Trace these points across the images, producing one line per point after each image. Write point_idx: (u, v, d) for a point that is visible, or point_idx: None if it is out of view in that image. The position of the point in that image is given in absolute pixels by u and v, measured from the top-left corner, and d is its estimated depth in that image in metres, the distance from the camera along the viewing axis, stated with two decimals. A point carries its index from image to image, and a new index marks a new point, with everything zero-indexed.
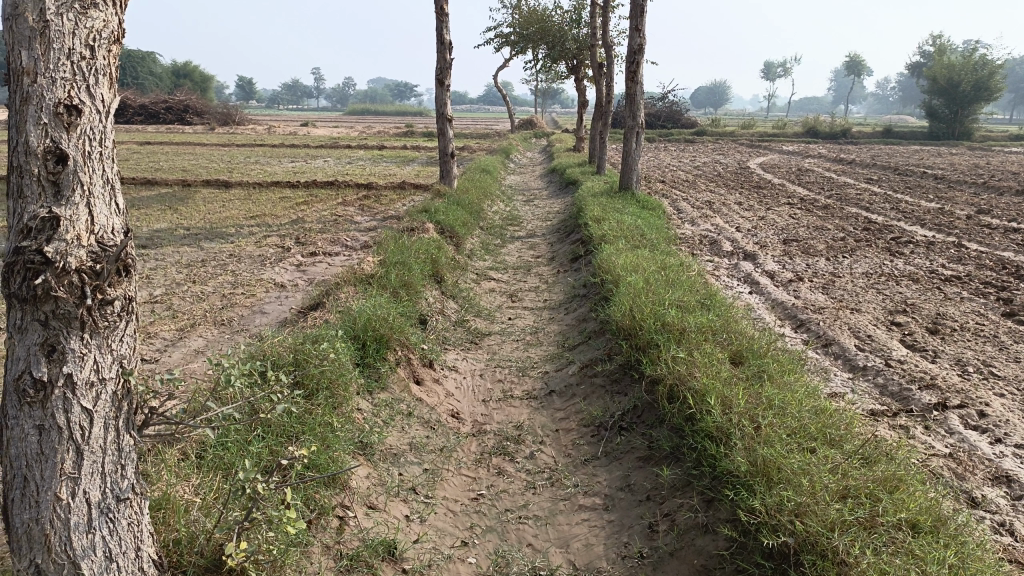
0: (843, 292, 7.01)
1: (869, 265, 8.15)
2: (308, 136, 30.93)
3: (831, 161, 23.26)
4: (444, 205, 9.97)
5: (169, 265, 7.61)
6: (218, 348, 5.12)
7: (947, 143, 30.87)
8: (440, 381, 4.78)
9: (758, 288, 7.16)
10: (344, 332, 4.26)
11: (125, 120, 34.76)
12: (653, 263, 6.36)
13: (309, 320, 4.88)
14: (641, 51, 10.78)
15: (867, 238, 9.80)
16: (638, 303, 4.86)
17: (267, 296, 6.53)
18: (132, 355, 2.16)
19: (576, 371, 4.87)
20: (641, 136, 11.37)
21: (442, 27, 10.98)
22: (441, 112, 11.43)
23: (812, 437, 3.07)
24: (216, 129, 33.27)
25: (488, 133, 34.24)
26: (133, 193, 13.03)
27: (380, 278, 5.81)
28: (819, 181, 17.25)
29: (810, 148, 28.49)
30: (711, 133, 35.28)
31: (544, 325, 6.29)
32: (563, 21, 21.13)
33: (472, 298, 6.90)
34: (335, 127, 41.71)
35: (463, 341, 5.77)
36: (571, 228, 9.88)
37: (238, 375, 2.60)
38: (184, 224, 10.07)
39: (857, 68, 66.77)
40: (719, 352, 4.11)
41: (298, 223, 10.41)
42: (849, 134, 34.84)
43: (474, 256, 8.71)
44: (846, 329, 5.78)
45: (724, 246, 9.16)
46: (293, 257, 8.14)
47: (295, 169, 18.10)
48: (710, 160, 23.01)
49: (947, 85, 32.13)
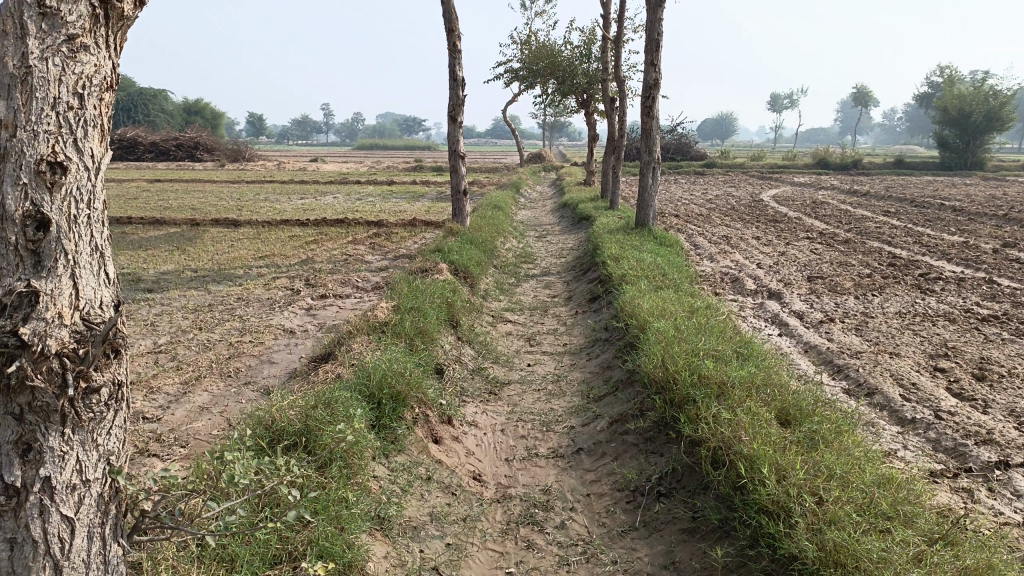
0: (878, 334, 6.70)
1: (901, 304, 7.84)
2: (319, 173, 30.99)
3: (845, 193, 23.01)
4: (457, 244, 9.74)
5: (175, 311, 7.36)
6: (224, 404, 4.84)
7: (959, 173, 30.57)
8: (459, 438, 4.48)
9: (788, 330, 6.87)
10: (358, 391, 3.98)
11: (136, 157, 34.98)
12: (680, 306, 6.07)
13: (320, 375, 4.60)
14: (656, 86, 10.61)
15: (894, 274, 9.49)
16: (671, 353, 4.57)
17: (276, 344, 6.25)
18: (121, 450, 1.92)
19: (605, 426, 4.56)
20: (657, 171, 11.13)
21: (454, 64, 10.85)
22: (454, 149, 11.26)
23: (884, 515, 2.77)
24: (226, 166, 33.40)
25: (497, 168, 34.22)
26: (142, 234, 12.87)
27: (394, 325, 5.53)
28: (835, 214, 16.98)
29: (822, 179, 28.28)
30: (721, 165, 35.17)
31: (567, 372, 5.99)
32: (573, 55, 21.11)
33: (489, 344, 6.61)
34: (344, 163, 41.87)
35: (482, 391, 5.46)
36: (588, 266, 9.61)
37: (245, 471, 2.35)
38: (192, 266, 9.85)
39: (865, 99, 66.86)
40: (765, 410, 3.80)
41: (308, 263, 10.18)
42: (860, 165, 34.65)
43: (489, 297, 8.44)
44: (888, 376, 5.46)
45: (747, 285, 8.87)
46: (304, 301, 7.88)
47: (305, 207, 18.00)
48: (722, 194, 22.81)
49: (957, 116, 31.95)
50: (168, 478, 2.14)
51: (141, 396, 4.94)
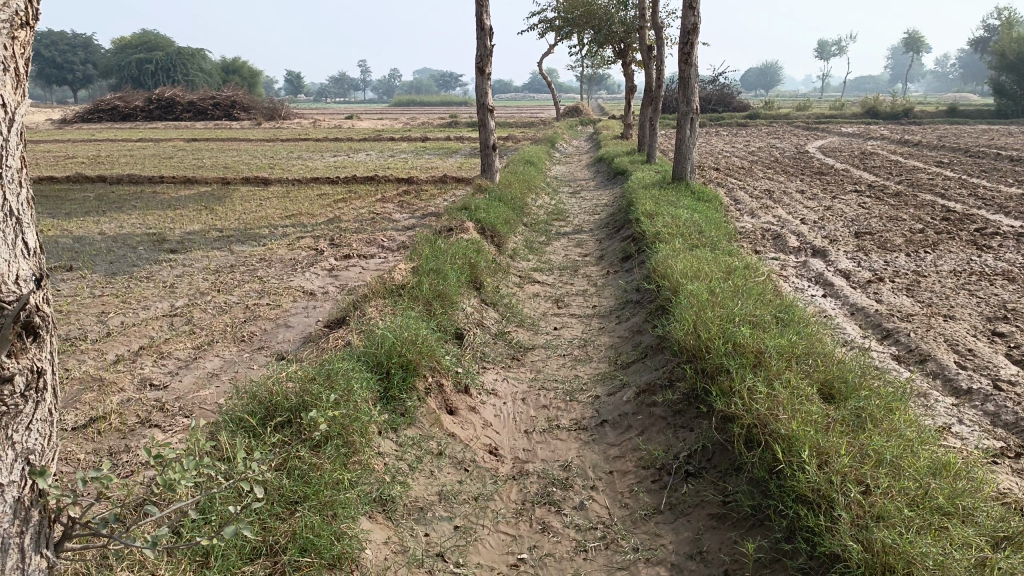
0: (931, 294, 6.24)
1: (956, 262, 7.33)
2: (354, 130, 30.73)
3: (896, 143, 21.94)
4: (485, 201, 9.41)
5: (196, 272, 7.22)
6: (234, 371, 4.66)
7: (1018, 120, 28.97)
8: (477, 409, 4.23)
9: (833, 291, 6.46)
10: (364, 362, 3.72)
11: (174, 117, 35.08)
12: (716, 266, 5.69)
13: (330, 342, 4.37)
14: (695, 31, 10.02)
15: (948, 230, 8.91)
16: (704, 319, 4.23)
17: (294, 306, 6.06)
18: (40, 446, 1.72)
19: (632, 396, 4.27)
20: (695, 122, 10.59)
21: (482, 11, 10.39)
22: (482, 103, 10.86)
23: (940, 509, 2.44)
24: (262, 123, 33.29)
25: (533, 122, 33.56)
26: (172, 193, 12.79)
27: (411, 288, 5.27)
28: (885, 166, 16.15)
29: (871, 130, 27.07)
30: (765, 116, 34.00)
31: (595, 337, 5.68)
32: (610, 3, 20.32)
33: (514, 306, 6.32)
34: (379, 120, 41.56)
35: (504, 357, 5.20)
36: (621, 223, 9.22)
37: (191, 468, 2.10)
38: (218, 226, 9.72)
39: (917, 44, 63.94)
40: (807, 383, 3.47)
41: (334, 222, 9.98)
42: (912, 114, 33.14)
43: (517, 256, 8.14)
44: (942, 342, 5.04)
45: (789, 241, 8.42)
46: (326, 261, 7.68)
47: (337, 164, 17.79)
48: (766, 146, 21.94)
49: (1017, 61, 30.21)
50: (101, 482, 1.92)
51: (150, 363, 4.79)
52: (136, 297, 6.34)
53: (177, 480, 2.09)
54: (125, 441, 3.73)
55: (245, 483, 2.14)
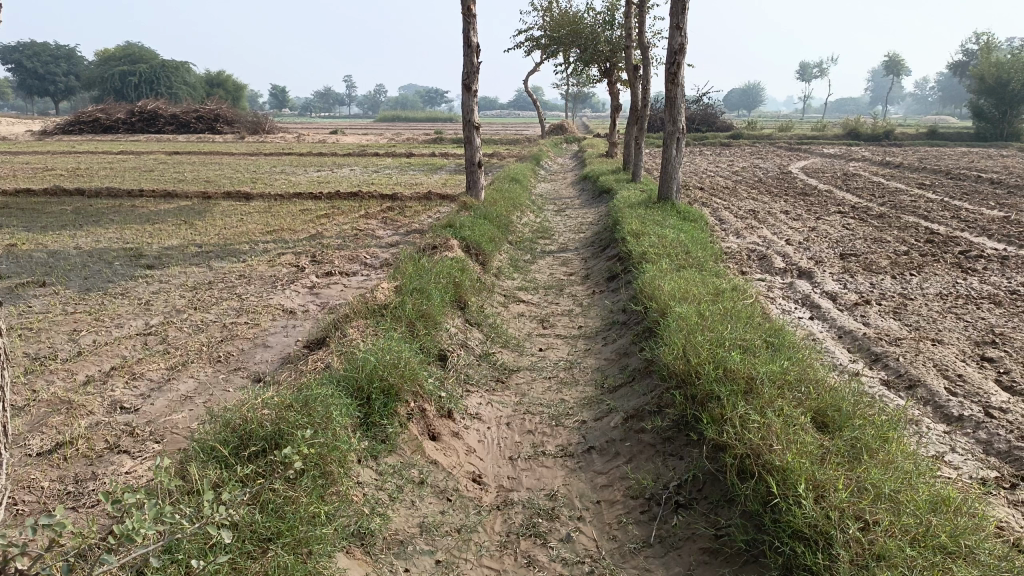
0: (917, 318, 6.21)
1: (941, 285, 7.31)
2: (338, 144, 30.61)
3: (877, 164, 22.14)
4: (469, 218, 9.32)
5: (173, 288, 7.06)
6: (208, 394, 4.52)
7: (996, 144, 29.36)
8: (460, 434, 4.10)
9: (820, 313, 6.42)
10: (343, 386, 3.59)
11: (157, 129, 34.79)
12: (704, 288, 5.62)
13: (309, 364, 4.23)
14: (682, 51, 10.03)
15: (932, 252, 8.93)
16: (693, 343, 4.14)
17: (273, 325, 5.92)
18: None
19: (619, 422, 4.16)
20: (681, 142, 10.58)
21: (468, 28, 10.35)
22: (468, 120, 10.80)
23: (941, 548, 2.35)
24: (245, 137, 33.09)
25: (518, 139, 33.60)
26: (151, 207, 12.60)
27: (394, 308, 5.14)
28: (867, 187, 16.26)
29: (852, 151, 27.31)
30: (748, 136, 34.25)
31: (580, 359, 5.58)
32: (596, 22, 20.41)
33: (498, 326, 6.21)
34: (364, 136, 41.47)
35: (488, 380, 5.08)
36: (607, 242, 9.16)
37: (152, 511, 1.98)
38: (197, 241, 9.55)
39: (896, 68, 64.99)
40: (800, 411, 3.38)
41: (316, 238, 9.84)
42: (892, 136, 33.54)
43: (502, 274, 8.04)
44: (932, 367, 4.98)
45: (775, 262, 8.39)
46: (307, 278, 7.55)
47: (320, 179, 17.66)
48: (749, 166, 22.05)
49: (995, 85, 30.65)
50: (53, 528, 1.79)
51: (121, 384, 4.62)
52: (110, 314, 6.17)
53: (138, 526, 1.96)
54: (92, 468, 3.57)
55: (211, 528, 2.01)
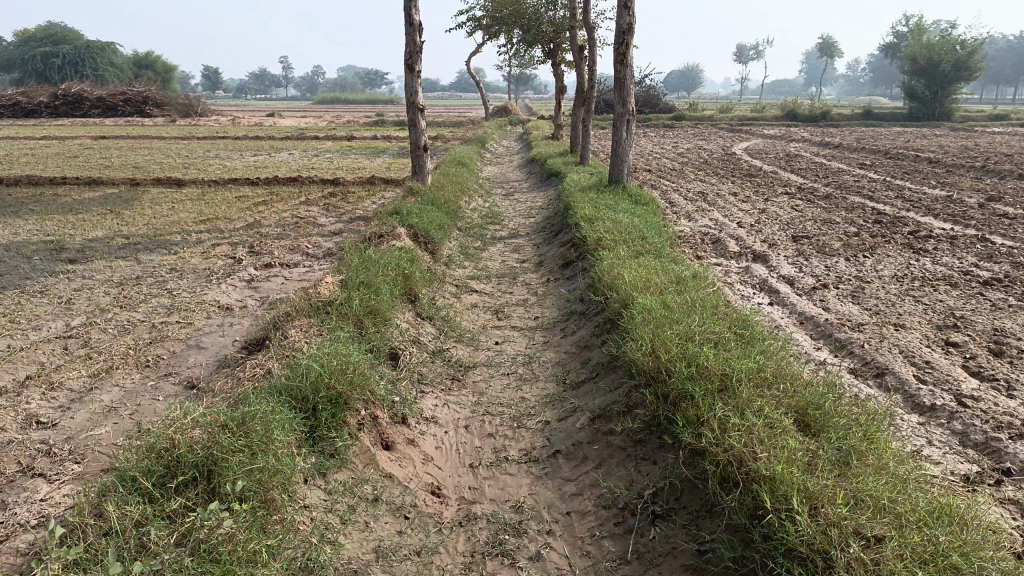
0: (877, 301, 6.13)
1: (895, 266, 7.28)
2: (276, 128, 29.63)
3: (817, 145, 22.42)
4: (416, 204, 8.95)
5: (97, 285, 6.53)
6: (136, 405, 4.10)
7: (928, 124, 30.10)
8: (415, 442, 3.79)
9: (780, 298, 6.30)
10: (285, 399, 3.24)
11: (82, 113, 33.13)
12: (665, 276, 5.41)
13: (246, 371, 3.85)
14: (631, 30, 9.78)
15: (882, 232, 8.95)
16: (662, 337, 3.92)
17: (209, 323, 5.49)
18: None
19: (585, 423, 3.92)
20: (631, 124, 10.36)
21: (410, 5, 9.91)
22: (412, 101, 10.38)
23: (952, 569, 2.18)
24: (177, 121, 31.78)
25: (462, 121, 33.09)
26: (75, 195, 11.84)
27: (339, 304, 4.78)
28: (811, 168, 16.37)
29: (792, 132, 27.66)
30: (690, 117, 34.46)
31: (539, 352, 5.32)
32: (539, 2, 20.05)
33: (451, 318, 5.91)
34: (303, 119, 40.35)
35: (443, 378, 4.77)
36: (559, 227, 8.92)
37: None
38: (124, 232, 8.94)
39: (830, 50, 66.37)
40: (781, 411, 3.18)
41: (254, 227, 9.34)
42: (829, 117, 34.18)
43: (452, 263, 7.72)
44: (898, 354, 4.88)
45: (729, 246, 8.28)
46: (245, 271, 7.09)
47: (257, 164, 16.95)
48: (693, 147, 22.11)
49: (927, 66, 31.43)
50: None
51: (36, 396, 4.16)
52: (26, 315, 5.63)
53: None
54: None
55: None
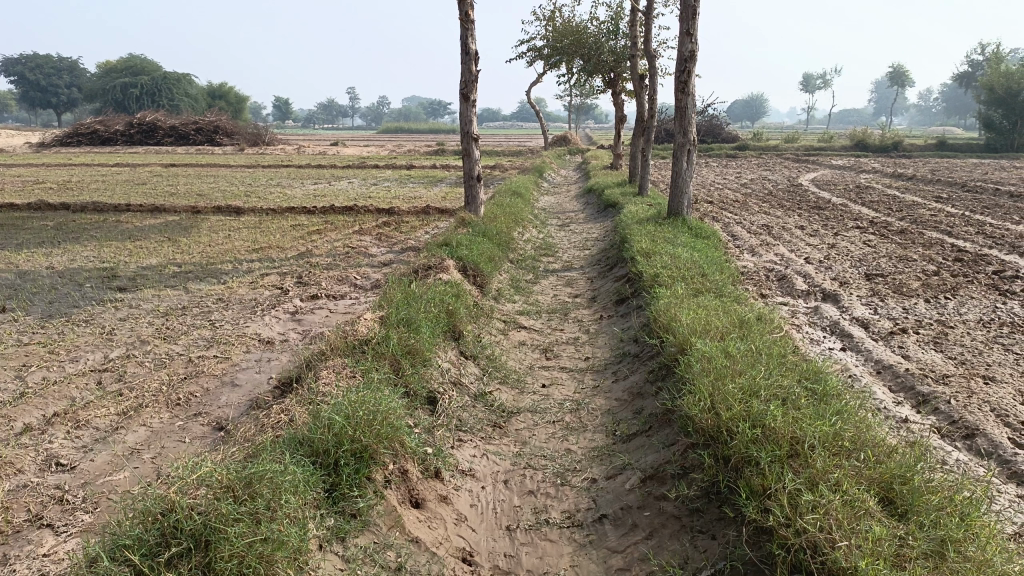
0: (962, 349, 5.57)
1: (981, 310, 6.68)
2: (338, 156, 30.09)
3: (889, 177, 21.51)
4: (467, 235, 8.73)
5: (142, 315, 6.47)
6: (160, 447, 3.90)
7: (1006, 155, 28.71)
8: (449, 499, 3.48)
9: (853, 344, 5.81)
10: (301, 454, 2.98)
11: (155, 142, 34.36)
12: (726, 318, 5.01)
13: (271, 417, 3.61)
14: (693, 58, 9.44)
15: (964, 271, 8.32)
16: (724, 391, 3.53)
17: (246, 358, 5.33)
18: None
19: (636, 484, 3.55)
20: (692, 154, 9.96)
21: (466, 34, 9.80)
22: (467, 131, 10.22)
23: None
24: (244, 149, 32.63)
25: (521, 150, 33.06)
26: (136, 222, 12.02)
27: (377, 343, 4.53)
28: (883, 201, 15.62)
29: (860, 163, 26.68)
30: (754, 147, 33.73)
31: (588, 398, 4.96)
32: (600, 32, 19.87)
33: (497, 358, 5.61)
34: (365, 147, 41.00)
35: (484, 424, 4.47)
36: (614, 261, 8.58)
37: None
38: (178, 260, 8.97)
39: (901, 79, 64.49)
40: (861, 485, 2.76)
41: (305, 256, 9.26)
42: (900, 147, 32.98)
43: (502, 297, 7.44)
44: (989, 411, 4.36)
45: (797, 283, 7.79)
46: (290, 302, 6.96)
47: (316, 192, 17.11)
48: (757, 178, 21.48)
49: (1004, 94, 30.06)
50: None
51: (60, 435, 4.01)
52: (66, 346, 5.55)
53: None
54: (2, 549, 2.95)
55: None
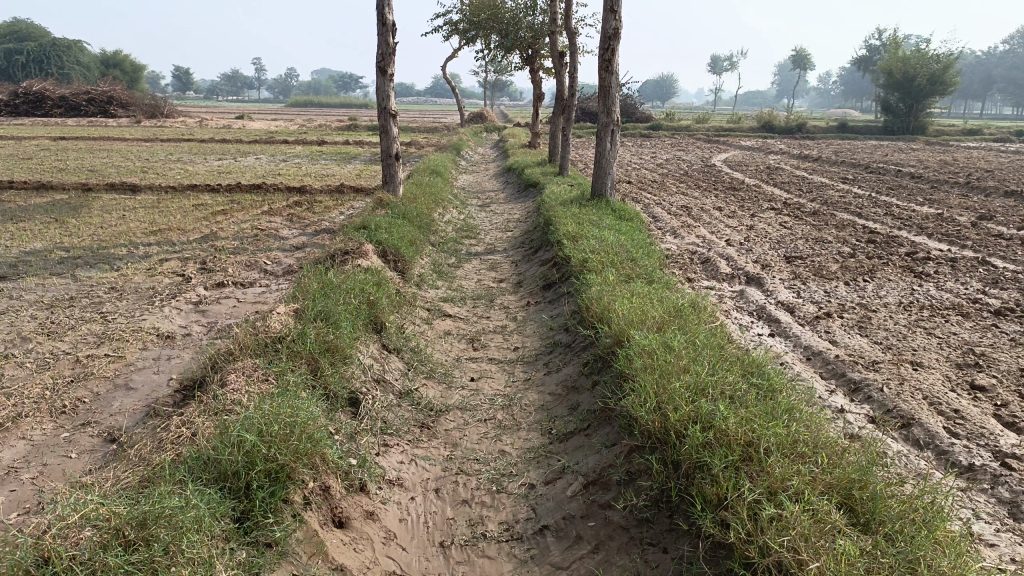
0: (886, 334, 5.61)
1: (899, 293, 6.78)
2: (245, 131, 28.70)
3: (797, 158, 22.12)
4: (386, 218, 8.31)
5: (24, 307, 5.82)
6: (41, 465, 3.42)
7: (903, 138, 30.01)
8: (375, 515, 3.17)
9: (782, 329, 5.78)
10: (205, 483, 2.60)
11: (43, 113, 31.97)
12: (661, 306, 4.85)
13: (170, 430, 3.19)
14: (617, 36, 9.26)
15: (878, 253, 8.49)
16: (670, 390, 3.33)
17: (144, 356, 4.82)
18: None
19: (578, 491, 3.33)
20: (616, 134, 9.81)
21: (382, 5, 9.29)
22: (384, 108, 9.75)
23: None
24: (142, 122, 30.76)
25: (437, 127, 32.40)
26: (19, 202, 11.00)
27: (291, 340, 4.14)
28: (794, 182, 15.97)
29: (769, 144, 27.34)
30: (667, 127, 34.14)
31: (520, 392, 4.71)
32: (517, 8, 19.50)
33: (422, 350, 5.29)
34: (274, 121, 39.38)
35: (411, 426, 4.16)
36: (539, 244, 8.35)
37: None
38: (66, 243, 8.21)
39: (804, 63, 66.56)
40: (821, 493, 2.62)
41: (209, 239, 8.64)
42: (805, 129, 34.11)
43: (424, 283, 7.10)
44: (922, 399, 4.34)
45: (721, 266, 7.77)
46: (194, 291, 6.42)
47: (221, 169, 16.21)
48: (672, 158, 21.67)
49: (901, 79, 31.33)
50: None
51: None
52: None
53: None
54: None
55: None
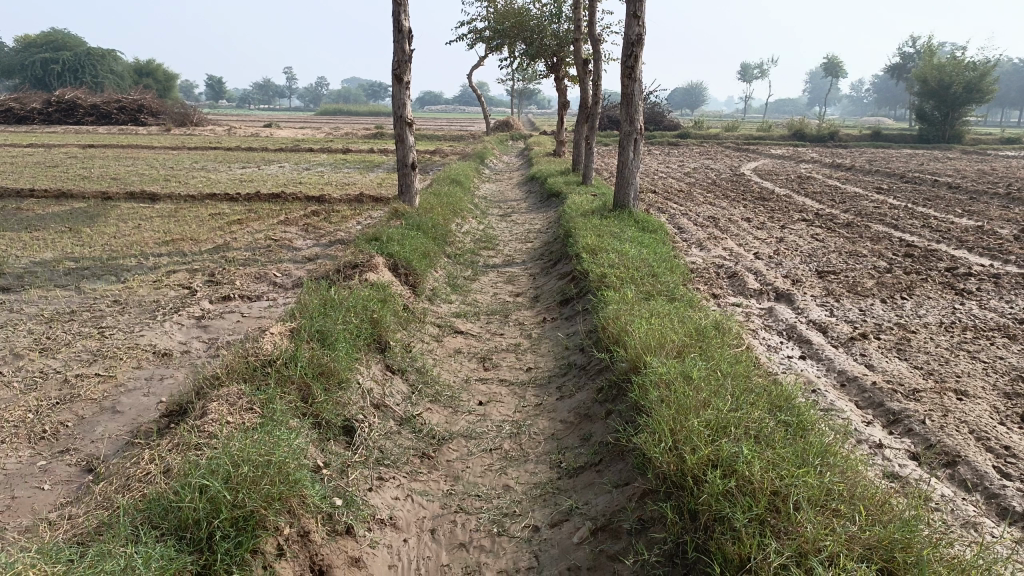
0: (927, 358, 5.20)
1: (940, 312, 6.36)
2: (271, 139, 28.77)
3: (829, 167, 21.55)
4: (400, 228, 8.07)
5: (21, 321, 5.64)
6: (9, 497, 3.19)
7: (939, 146, 29.21)
8: (362, 562, 2.88)
9: (814, 352, 5.40)
10: (158, 537, 2.33)
11: (75, 121, 32.33)
12: (682, 328, 4.51)
13: (140, 467, 2.93)
14: (640, 43, 8.95)
15: (915, 268, 8.05)
16: (689, 428, 3.00)
17: (136, 375, 4.61)
18: None
19: (585, 536, 3.02)
20: (639, 142, 9.47)
21: (398, 11, 9.08)
22: (400, 116, 9.52)
23: None
24: (171, 129, 30.99)
25: (462, 135, 32.24)
26: (37, 210, 10.94)
27: (283, 364, 3.89)
28: (826, 192, 15.46)
29: (800, 153, 26.73)
30: (695, 135, 33.63)
31: (529, 419, 4.41)
32: (542, 14, 19.23)
33: (428, 370, 5.01)
34: (301, 130, 39.53)
35: (410, 456, 3.87)
36: (558, 256, 8.05)
37: None
38: (76, 253, 8.07)
39: (836, 70, 65.42)
40: (859, 556, 2.28)
41: (221, 249, 8.46)
42: (836, 137, 33.40)
43: (436, 297, 6.84)
44: (968, 433, 3.96)
45: (749, 282, 7.40)
46: (198, 305, 6.22)
47: (243, 177, 16.11)
48: (700, 167, 21.24)
49: (937, 87, 30.51)
50: None
51: None
52: None
53: None
54: None
55: None
